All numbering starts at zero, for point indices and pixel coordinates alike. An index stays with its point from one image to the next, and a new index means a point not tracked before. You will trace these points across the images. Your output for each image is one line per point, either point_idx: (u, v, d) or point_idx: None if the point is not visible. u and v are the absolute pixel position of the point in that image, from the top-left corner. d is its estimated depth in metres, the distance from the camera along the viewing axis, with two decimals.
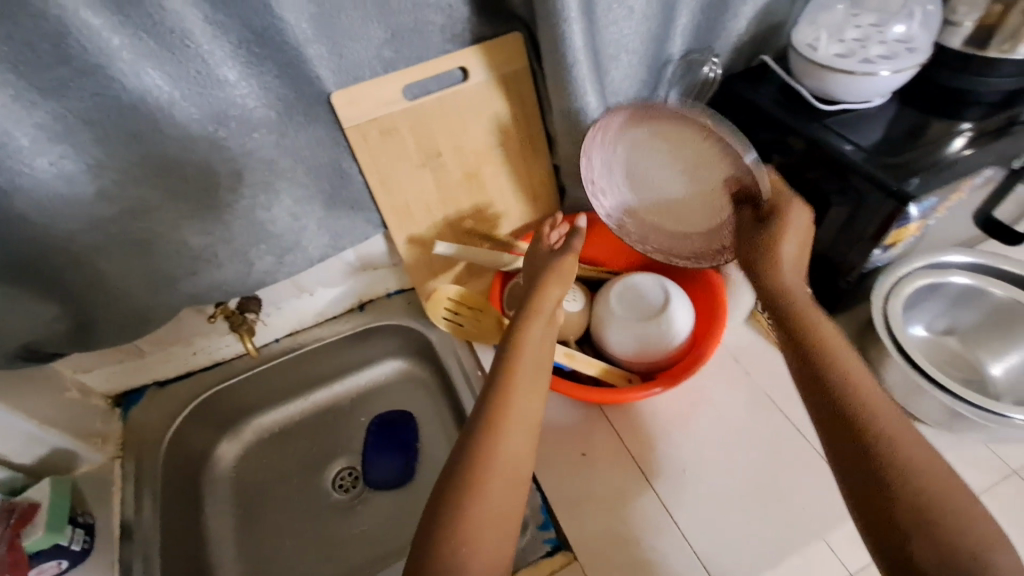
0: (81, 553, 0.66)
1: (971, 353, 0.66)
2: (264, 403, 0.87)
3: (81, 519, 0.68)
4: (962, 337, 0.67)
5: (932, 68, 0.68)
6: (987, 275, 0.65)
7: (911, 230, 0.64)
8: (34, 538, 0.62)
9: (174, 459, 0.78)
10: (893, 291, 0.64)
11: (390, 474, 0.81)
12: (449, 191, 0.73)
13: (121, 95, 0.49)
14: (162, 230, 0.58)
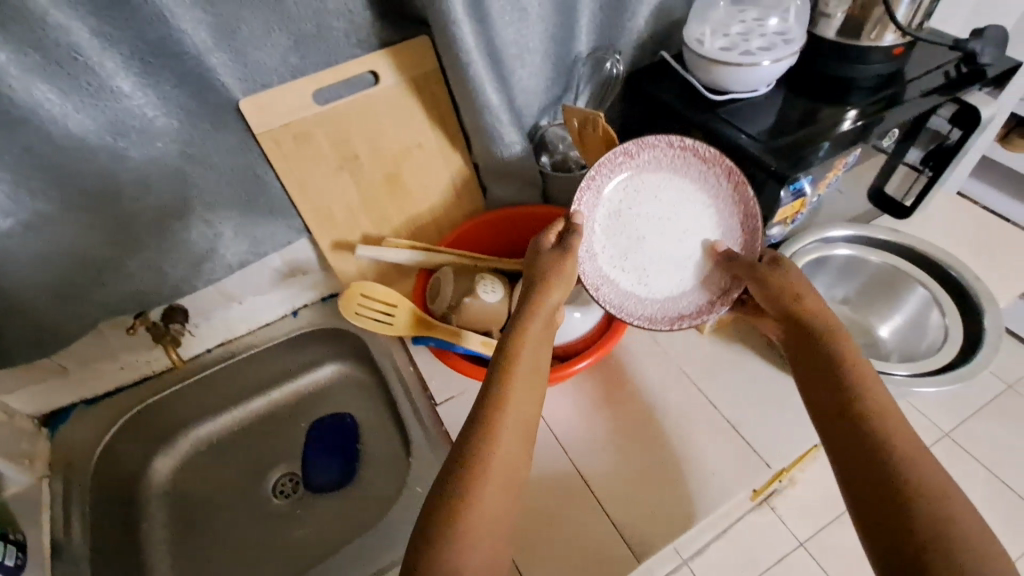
0: (14, 569, 0.63)
1: (864, 318, 0.72)
2: (201, 414, 0.86)
3: (12, 536, 0.65)
4: (854, 305, 0.73)
5: (816, 58, 0.72)
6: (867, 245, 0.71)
7: (795, 208, 0.69)
8: None
9: (104, 475, 0.77)
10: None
11: (330, 477, 0.82)
12: (371, 193, 0.75)
13: (11, 109, 0.50)
14: (68, 242, 0.59)
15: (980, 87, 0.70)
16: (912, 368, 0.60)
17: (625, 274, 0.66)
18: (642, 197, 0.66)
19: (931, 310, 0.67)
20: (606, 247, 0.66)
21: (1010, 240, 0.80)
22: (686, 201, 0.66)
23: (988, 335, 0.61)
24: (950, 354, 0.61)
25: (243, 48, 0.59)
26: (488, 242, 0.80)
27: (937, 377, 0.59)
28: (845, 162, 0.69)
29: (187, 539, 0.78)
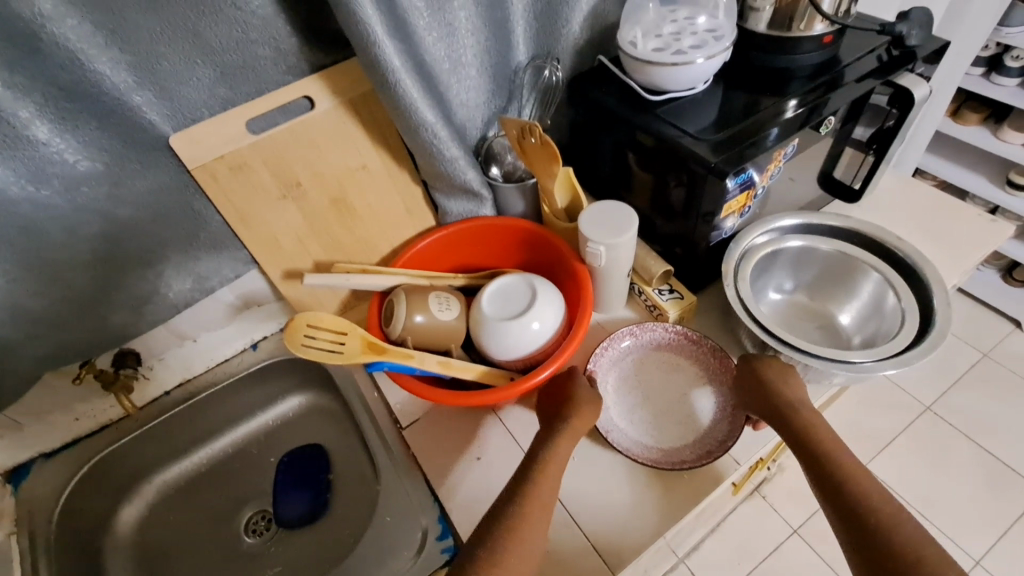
0: None
1: (821, 305, 0.73)
2: (167, 458, 0.84)
3: None
4: (809, 292, 0.74)
5: (750, 52, 0.73)
6: (816, 233, 0.71)
7: (740, 201, 0.69)
8: None
9: (67, 531, 0.74)
10: (741, 269, 0.68)
11: (301, 510, 0.80)
12: (318, 219, 0.73)
13: None
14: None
15: (914, 69, 0.70)
16: (876, 353, 0.60)
17: (634, 426, 0.67)
18: (650, 372, 0.70)
19: (887, 292, 0.67)
20: (618, 406, 0.68)
21: (958, 219, 0.81)
22: (689, 375, 0.70)
23: (939, 312, 0.61)
24: (910, 334, 0.61)
25: (168, 85, 0.58)
26: (442, 258, 0.79)
27: (900, 358, 0.58)
28: (784, 153, 0.70)
29: None
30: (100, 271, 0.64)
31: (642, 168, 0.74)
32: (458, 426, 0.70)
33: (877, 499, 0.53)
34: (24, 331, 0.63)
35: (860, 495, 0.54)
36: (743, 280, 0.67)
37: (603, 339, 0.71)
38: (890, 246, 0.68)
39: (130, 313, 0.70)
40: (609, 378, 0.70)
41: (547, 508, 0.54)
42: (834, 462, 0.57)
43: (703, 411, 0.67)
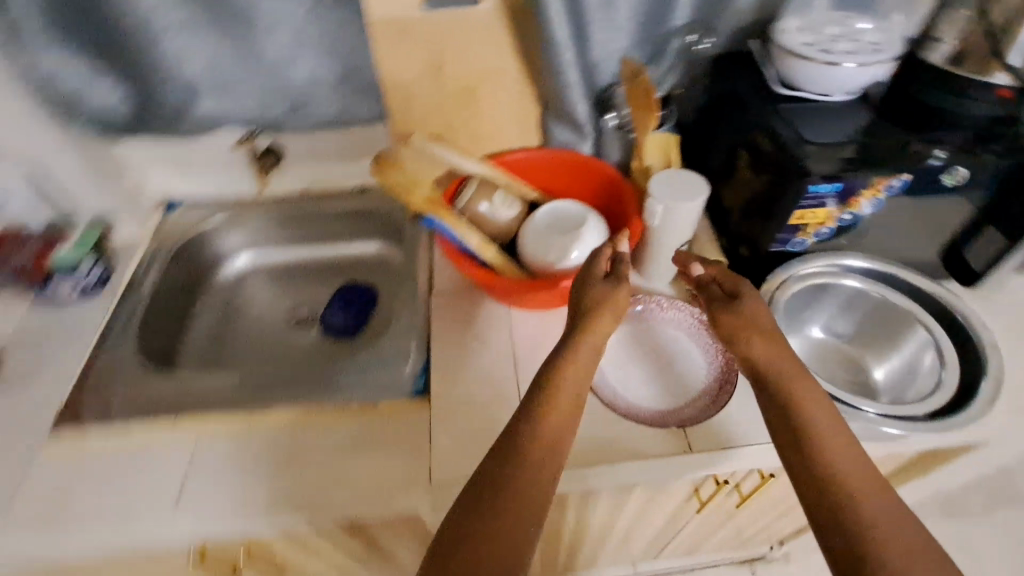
0: (90, 283, 0.86)
1: (856, 353, 0.73)
2: (270, 242, 1.05)
3: (99, 258, 0.88)
4: (848, 339, 0.74)
5: (910, 79, 0.65)
6: (873, 283, 0.71)
7: (824, 216, 0.65)
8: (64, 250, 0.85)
9: (186, 254, 0.98)
10: (781, 295, 0.69)
11: (342, 322, 0.95)
12: (446, 99, 0.85)
13: None
14: (213, 55, 0.80)
15: None
16: (881, 407, 0.60)
17: (616, 376, 0.72)
18: (654, 344, 0.74)
19: (925, 353, 0.67)
20: (613, 355, 0.74)
21: None
22: (687, 361, 0.72)
23: (965, 414, 0.60)
24: (933, 403, 0.62)
25: None
26: (531, 176, 0.86)
27: (907, 423, 0.59)
28: (886, 185, 0.62)
29: (226, 324, 1.00)
30: (279, 74, 0.83)
31: (745, 165, 0.71)
32: (474, 309, 0.80)
33: (828, 439, 0.53)
34: (217, 91, 0.83)
35: (812, 430, 0.54)
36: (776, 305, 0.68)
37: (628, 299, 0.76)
38: None
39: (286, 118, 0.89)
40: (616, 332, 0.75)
41: (552, 452, 0.55)
42: (793, 402, 0.56)
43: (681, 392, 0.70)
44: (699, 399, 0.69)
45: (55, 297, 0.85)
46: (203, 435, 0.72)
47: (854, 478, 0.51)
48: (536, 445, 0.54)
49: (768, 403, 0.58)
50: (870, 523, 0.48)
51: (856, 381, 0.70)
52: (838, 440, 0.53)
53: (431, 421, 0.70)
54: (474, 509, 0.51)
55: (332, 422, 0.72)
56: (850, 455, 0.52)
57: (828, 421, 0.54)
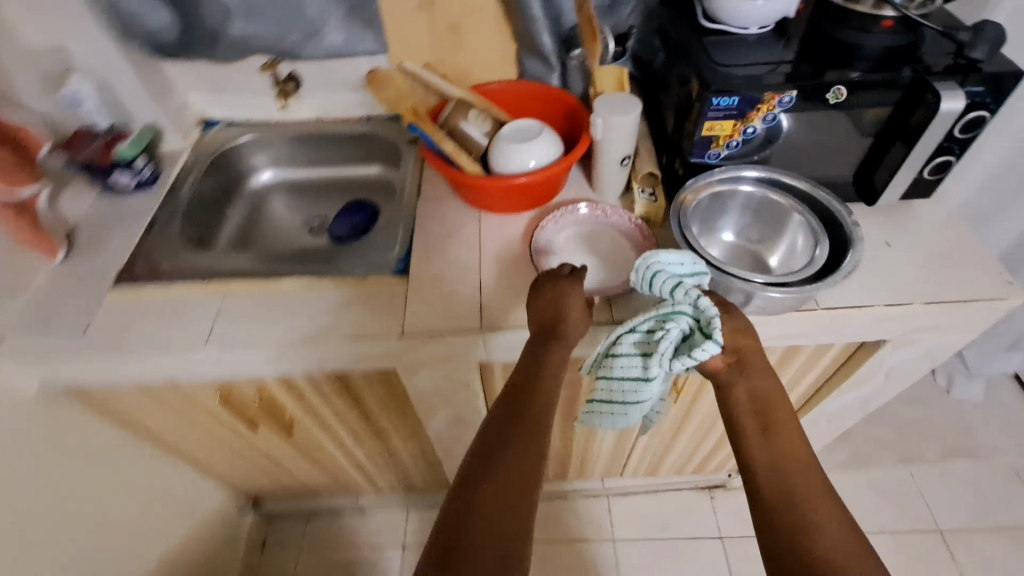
0: (141, 182, 1.00)
1: (758, 246, 0.81)
2: (288, 162, 1.20)
3: (150, 162, 1.01)
4: (756, 240, 0.82)
5: (834, 25, 0.79)
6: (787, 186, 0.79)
7: (754, 119, 0.75)
8: (124, 146, 0.97)
9: (220, 166, 1.13)
10: (727, 178, 0.79)
11: (343, 231, 1.10)
12: (436, 35, 0.99)
13: None
14: None
15: (965, 82, 0.71)
16: (773, 282, 0.72)
17: (557, 257, 0.87)
18: (592, 241, 0.88)
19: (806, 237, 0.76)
20: (562, 242, 0.89)
21: (972, 269, 0.81)
22: (616, 256, 0.86)
23: (850, 242, 0.71)
24: (855, 232, 0.72)
25: None
26: (507, 106, 1.00)
27: (786, 289, 0.71)
28: (827, 126, 0.79)
29: (251, 229, 1.16)
30: None
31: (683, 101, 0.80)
32: (451, 214, 0.95)
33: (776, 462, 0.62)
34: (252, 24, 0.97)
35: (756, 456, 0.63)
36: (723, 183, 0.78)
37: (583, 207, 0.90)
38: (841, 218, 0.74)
39: (299, 39, 0.98)
40: (567, 226, 0.90)
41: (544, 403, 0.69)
42: (746, 416, 0.66)
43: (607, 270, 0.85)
44: (622, 283, 0.83)
45: (115, 188, 0.99)
46: (226, 296, 0.86)
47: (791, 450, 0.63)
48: (546, 359, 0.72)
49: (744, 406, 0.66)
50: (774, 445, 0.63)
51: (767, 250, 0.80)
52: (777, 410, 0.65)
53: (408, 295, 0.85)
54: (492, 487, 0.61)
55: (328, 287, 0.86)
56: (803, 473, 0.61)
57: (787, 448, 0.63)
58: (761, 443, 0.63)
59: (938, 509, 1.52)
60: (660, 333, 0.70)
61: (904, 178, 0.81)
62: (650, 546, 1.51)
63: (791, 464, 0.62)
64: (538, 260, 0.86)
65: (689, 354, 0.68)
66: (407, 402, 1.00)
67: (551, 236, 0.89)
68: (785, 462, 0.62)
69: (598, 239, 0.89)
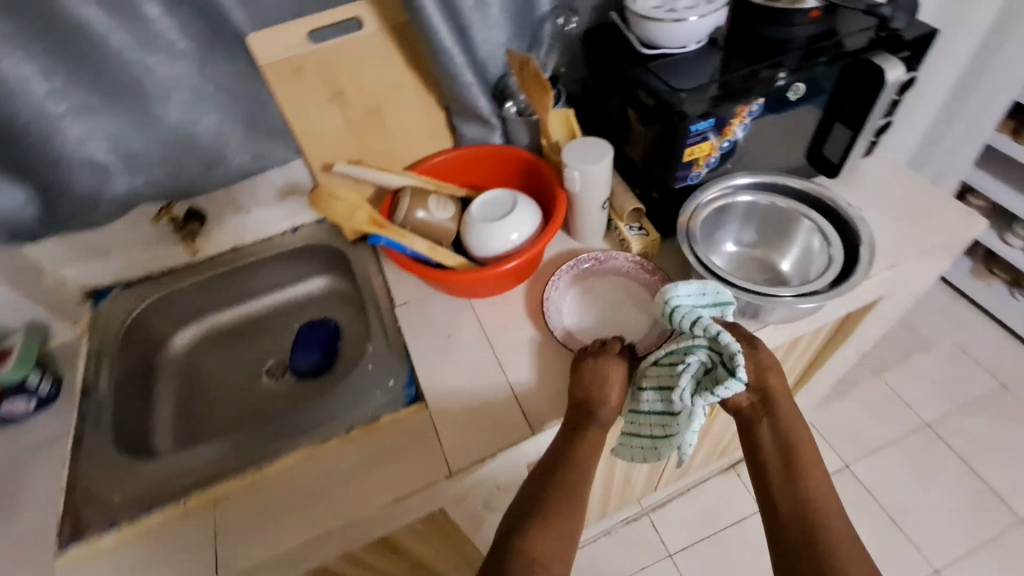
0: (45, 398, 0.83)
1: (766, 255, 0.81)
2: (216, 305, 1.02)
3: (49, 372, 0.85)
4: (762, 249, 0.82)
5: (755, 24, 0.80)
6: (781, 190, 0.80)
7: (727, 133, 0.76)
8: (9, 369, 0.82)
9: (134, 340, 0.94)
10: (727, 192, 0.80)
11: (310, 365, 0.93)
12: (355, 124, 0.87)
13: (115, 63, 0.72)
14: (91, 129, 0.76)
15: (897, 51, 0.75)
16: (800, 290, 0.71)
17: (576, 322, 0.81)
18: (604, 294, 0.83)
19: (814, 237, 0.77)
20: (574, 303, 0.83)
21: (934, 212, 0.89)
22: (636, 304, 0.82)
23: (863, 243, 0.73)
24: (865, 231, 0.74)
25: (259, 38, 0.77)
26: (452, 176, 0.92)
27: (818, 296, 0.70)
28: (782, 117, 0.81)
29: (190, 398, 0.94)
30: (181, 127, 0.81)
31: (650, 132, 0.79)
32: (439, 310, 0.84)
33: (806, 509, 0.56)
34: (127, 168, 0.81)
35: (781, 504, 0.57)
36: (724, 196, 0.80)
37: (582, 257, 0.84)
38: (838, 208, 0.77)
39: (200, 168, 0.86)
40: (573, 284, 0.84)
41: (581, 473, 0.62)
42: (763, 454, 0.61)
43: (631, 322, 0.80)
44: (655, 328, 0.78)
45: (12, 417, 0.82)
46: (215, 502, 0.70)
47: (821, 499, 0.56)
48: (582, 437, 0.65)
49: (766, 442, 0.61)
50: (800, 489, 0.57)
51: (776, 258, 0.81)
52: (805, 448, 0.60)
53: (437, 423, 0.73)
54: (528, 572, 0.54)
55: (340, 448, 0.73)
56: (841, 529, 0.54)
57: (825, 493, 0.57)
58: (784, 480, 0.58)
59: (921, 406, 1.66)
60: (680, 365, 0.65)
61: (860, 146, 0.84)
62: (706, 547, 1.52)
63: (823, 519, 0.55)
64: (561, 332, 0.79)
65: (712, 391, 0.62)
66: (457, 531, 0.87)
67: (561, 299, 0.82)
68: (820, 515, 0.55)
69: (610, 290, 0.84)
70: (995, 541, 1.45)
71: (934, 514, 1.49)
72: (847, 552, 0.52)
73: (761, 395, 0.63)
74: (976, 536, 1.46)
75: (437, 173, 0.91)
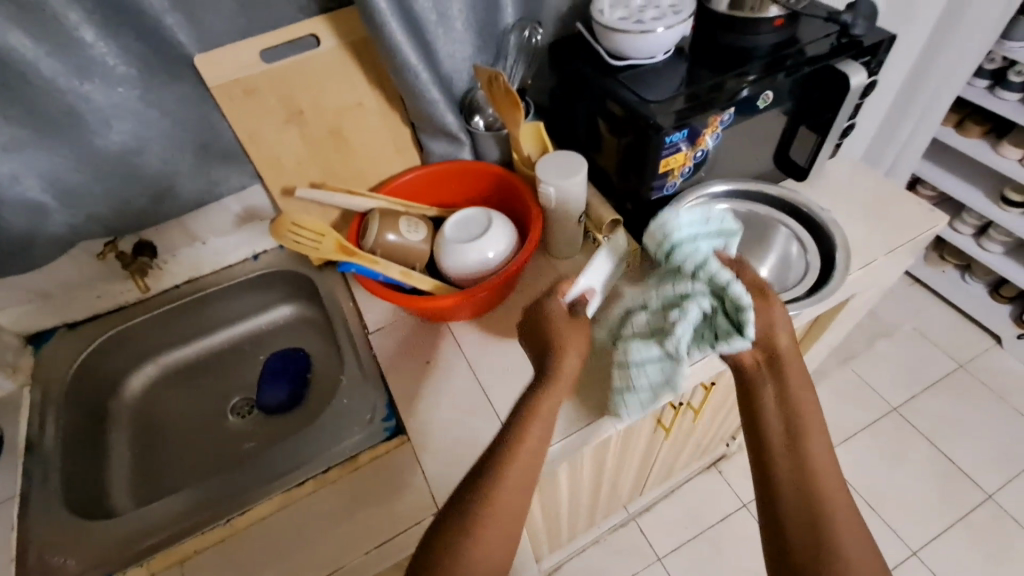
0: None
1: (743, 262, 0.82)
2: (174, 341, 0.96)
3: None
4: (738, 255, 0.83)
5: (719, 32, 0.80)
6: (758, 198, 0.81)
7: (701, 142, 0.76)
8: None
9: (83, 386, 0.87)
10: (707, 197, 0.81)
11: (278, 401, 0.88)
12: (315, 145, 0.83)
13: (44, 92, 0.66)
14: (21, 164, 0.69)
15: (858, 55, 0.77)
16: (779, 298, 0.71)
17: None
18: None
19: (792, 244, 0.78)
20: None
21: (896, 210, 0.91)
22: None
23: (838, 247, 0.74)
24: (839, 237, 0.75)
25: (207, 60, 0.72)
26: (421, 195, 0.89)
27: (797, 303, 0.70)
28: (751, 124, 0.81)
29: (150, 442, 0.88)
30: (125, 157, 0.75)
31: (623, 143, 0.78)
32: (416, 336, 0.81)
33: (810, 477, 0.55)
34: (65, 204, 0.75)
35: (782, 471, 0.56)
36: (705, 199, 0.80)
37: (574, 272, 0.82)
38: (813, 214, 0.77)
39: (148, 201, 0.81)
40: None
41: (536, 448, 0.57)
42: (768, 419, 0.59)
43: None
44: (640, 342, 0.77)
45: None
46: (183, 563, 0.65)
47: (824, 468, 0.56)
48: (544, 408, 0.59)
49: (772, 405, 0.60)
50: (804, 457, 0.56)
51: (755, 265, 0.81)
52: (811, 416, 0.58)
53: (421, 458, 0.69)
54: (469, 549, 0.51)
55: (317, 492, 0.68)
56: (843, 496, 0.55)
57: (828, 463, 0.56)
58: (785, 447, 0.57)
59: (887, 392, 1.72)
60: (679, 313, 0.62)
61: (826, 149, 0.85)
62: (693, 547, 1.53)
63: (824, 487, 0.55)
64: None
65: (713, 342, 0.63)
66: None
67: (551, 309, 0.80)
68: (822, 482, 0.55)
69: None
70: (965, 519, 1.51)
71: (907, 497, 1.55)
72: (847, 520, 0.53)
73: (768, 356, 0.62)
74: (947, 515, 1.52)
75: (405, 193, 0.87)
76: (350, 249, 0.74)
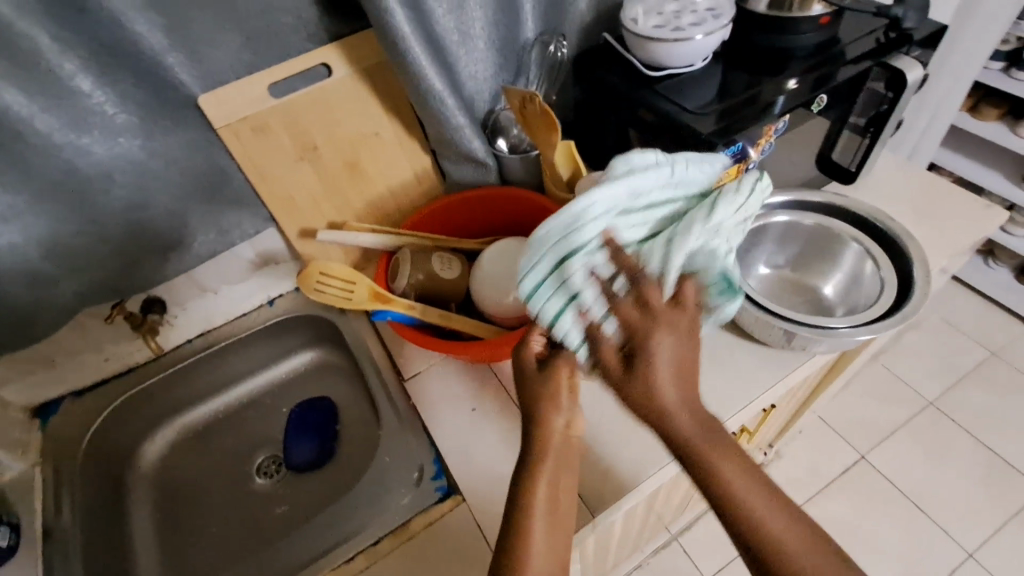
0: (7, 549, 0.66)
1: (805, 280, 0.77)
2: (189, 400, 0.89)
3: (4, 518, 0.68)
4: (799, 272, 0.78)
5: (753, 32, 0.75)
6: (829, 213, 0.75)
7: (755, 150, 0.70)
8: None
9: (95, 458, 0.80)
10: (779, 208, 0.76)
11: (309, 456, 0.82)
12: (331, 181, 0.77)
13: (40, 149, 0.59)
14: (19, 230, 0.62)
15: (909, 51, 0.74)
16: (852, 320, 0.66)
17: None
18: None
19: (865, 261, 0.72)
20: None
21: (954, 203, 0.86)
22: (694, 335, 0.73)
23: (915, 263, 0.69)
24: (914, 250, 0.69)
25: (214, 100, 0.66)
26: (447, 225, 0.83)
27: (873, 326, 0.64)
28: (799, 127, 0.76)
29: (174, 513, 0.81)
30: (131, 211, 0.69)
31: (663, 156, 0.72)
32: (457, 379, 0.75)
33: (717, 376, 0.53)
34: (69, 267, 0.68)
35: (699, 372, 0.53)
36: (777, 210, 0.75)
37: None
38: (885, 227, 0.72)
39: (157, 257, 0.74)
40: None
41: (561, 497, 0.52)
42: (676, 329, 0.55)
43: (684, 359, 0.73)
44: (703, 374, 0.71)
45: None
46: None
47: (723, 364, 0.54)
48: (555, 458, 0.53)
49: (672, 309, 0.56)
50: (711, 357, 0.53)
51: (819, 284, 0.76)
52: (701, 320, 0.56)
53: (481, 522, 0.63)
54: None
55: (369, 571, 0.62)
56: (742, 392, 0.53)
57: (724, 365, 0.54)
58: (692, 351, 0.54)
59: (922, 386, 1.67)
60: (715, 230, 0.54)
61: (877, 148, 0.80)
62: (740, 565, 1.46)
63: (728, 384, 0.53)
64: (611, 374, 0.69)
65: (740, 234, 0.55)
66: None
67: None
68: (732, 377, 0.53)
69: None
70: (1017, 514, 1.46)
71: (955, 496, 1.49)
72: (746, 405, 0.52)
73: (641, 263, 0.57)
74: (999, 512, 1.46)
75: (429, 224, 0.81)
76: (384, 295, 0.68)
